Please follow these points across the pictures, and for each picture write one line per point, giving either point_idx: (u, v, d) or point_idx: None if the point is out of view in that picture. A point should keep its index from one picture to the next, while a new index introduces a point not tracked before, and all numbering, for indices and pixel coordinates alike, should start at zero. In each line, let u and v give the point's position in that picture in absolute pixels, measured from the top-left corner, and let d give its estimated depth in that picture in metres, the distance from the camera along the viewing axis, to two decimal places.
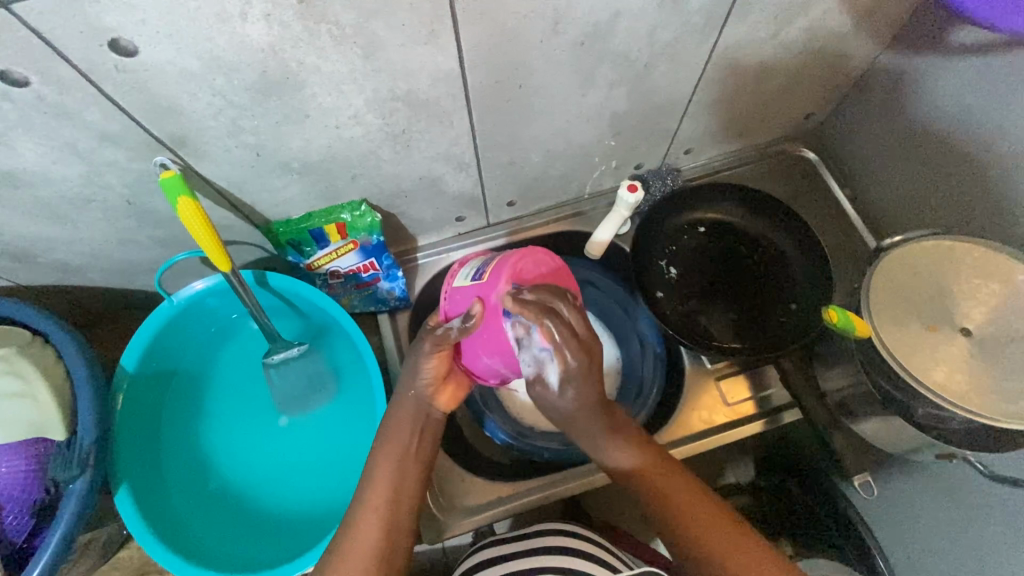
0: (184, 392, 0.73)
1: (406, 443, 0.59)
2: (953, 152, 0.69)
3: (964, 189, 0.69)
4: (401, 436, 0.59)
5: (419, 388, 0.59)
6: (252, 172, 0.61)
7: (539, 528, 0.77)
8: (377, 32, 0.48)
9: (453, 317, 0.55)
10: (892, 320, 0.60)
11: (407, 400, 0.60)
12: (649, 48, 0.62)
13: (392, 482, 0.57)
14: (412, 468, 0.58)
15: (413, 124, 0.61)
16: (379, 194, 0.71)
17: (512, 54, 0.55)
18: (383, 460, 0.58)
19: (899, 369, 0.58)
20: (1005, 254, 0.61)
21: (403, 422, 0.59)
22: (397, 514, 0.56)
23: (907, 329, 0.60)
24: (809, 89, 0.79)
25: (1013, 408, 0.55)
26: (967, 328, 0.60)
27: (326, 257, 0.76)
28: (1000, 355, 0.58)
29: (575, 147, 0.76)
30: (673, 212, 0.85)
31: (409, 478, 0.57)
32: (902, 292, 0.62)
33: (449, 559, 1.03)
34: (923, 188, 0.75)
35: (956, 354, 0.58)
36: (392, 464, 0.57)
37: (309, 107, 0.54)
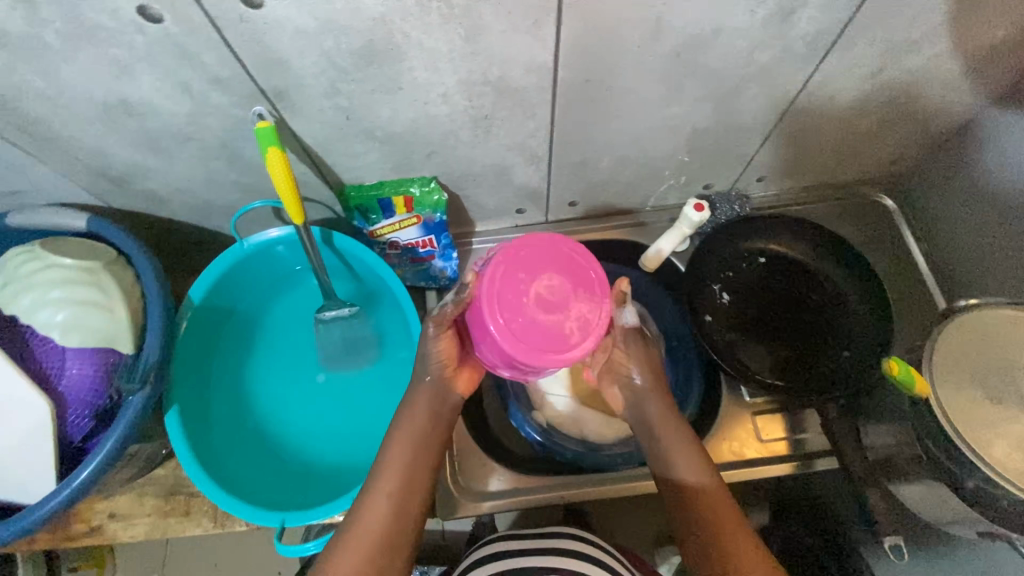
0: (239, 330, 0.77)
1: (421, 435, 0.60)
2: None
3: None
4: (421, 423, 0.60)
5: (438, 375, 0.61)
6: (337, 133, 0.63)
7: (547, 532, 0.76)
8: (482, 17, 0.49)
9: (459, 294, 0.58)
10: (954, 384, 0.58)
11: (425, 387, 0.61)
12: (743, 68, 0.61)
13: (409, 464, 0.58)
14: (428, 457, 0.59)
15: (496, 111, 0.62)
16: (449, 173, 0.73)
17: (605, 54, 0.56)
18: (408, 452, 0.59)
19: (954, 436, 0.56)
20: None
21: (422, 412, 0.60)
22: (404, 511, 0.56)
23: (968, 397, 0.57)
24: (901, 135, 0.77)
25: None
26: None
27: (388, 228, 0.78)
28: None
29: (648, 156, 0.75)
30: (736, 238, 0.83)
31: (420, 477, 0.58)
32: (967, 357, 0.60)
33: (446, 543, 1.06)
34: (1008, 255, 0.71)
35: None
36: (410, 451, 0.59)
37: (404, 79, 0.56)
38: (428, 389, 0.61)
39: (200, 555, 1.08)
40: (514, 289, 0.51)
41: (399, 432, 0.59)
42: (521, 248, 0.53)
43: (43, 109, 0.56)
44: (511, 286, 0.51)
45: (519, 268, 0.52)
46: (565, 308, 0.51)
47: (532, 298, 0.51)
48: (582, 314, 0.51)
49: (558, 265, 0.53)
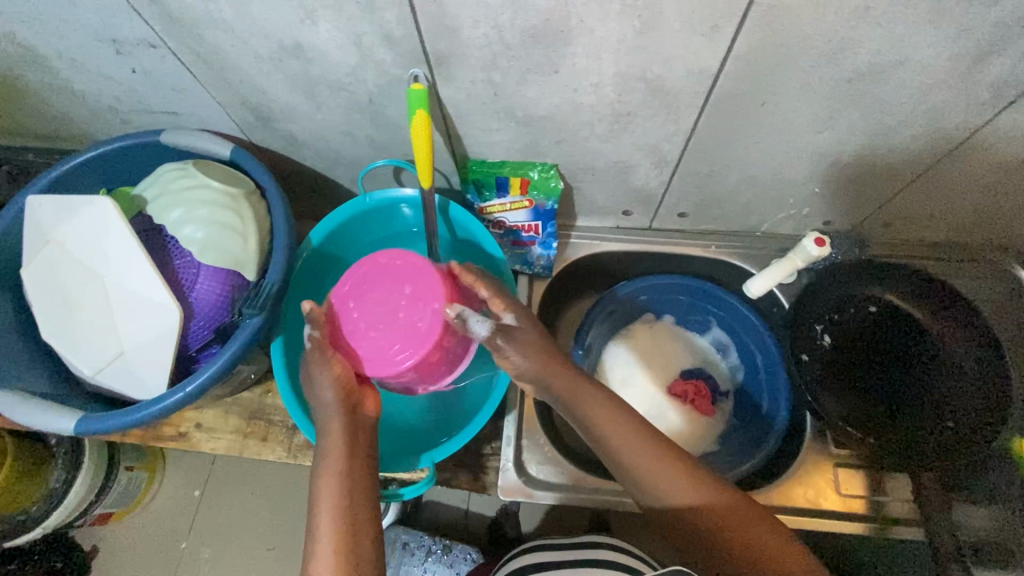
0: (343, 278, 0.81)
1: (347, 468, 0.58)
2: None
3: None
4: (341, 449, 0.59)
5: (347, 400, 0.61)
6: (480, 107, 0.65)
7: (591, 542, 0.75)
8: (664, 12, 0.49)
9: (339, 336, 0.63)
10: None
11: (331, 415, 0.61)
12: (912, 106, 0.58)
13: (341, 492, 0.56)
14: (359, 482, 0.58)
15: (641, 109, 0.62)
16: (571, 164, 0.74)
17: (772, 69, 0.54)
18: (336, 477, 0.57)
19: None
20: None
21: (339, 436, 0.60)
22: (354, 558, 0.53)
23: None
24: None
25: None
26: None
27: (499, 207, 0.79)
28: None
29: (777, 181, 0.73)
30: (850, 281, 0.79)
31: (356, 515, 0.55)
32: None
33: (469, 523, 1.08)
34: None
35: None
36: (343, 479, 0.57)
37: (563, 64, 0.57)
38: (338, 425, 0.60)
39: (247, 480, 1.15)
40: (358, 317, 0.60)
41: (320, 474, 0.58)
42: (347, 284, 0.62)
43: (225, 40, 0.60)
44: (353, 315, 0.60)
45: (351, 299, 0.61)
46: (404, 313, 0.59)
47: (377, 318, 0.60)
48: (421, 314, 0.59)
49: (386, 279, 0.61)
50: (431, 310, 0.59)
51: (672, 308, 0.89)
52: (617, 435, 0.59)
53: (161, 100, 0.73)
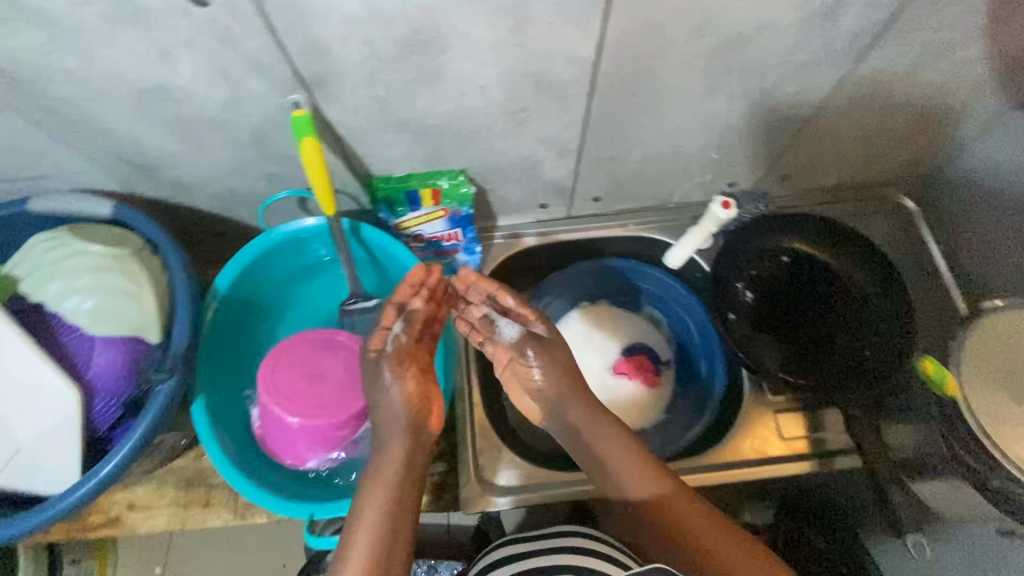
0: (264, 321, 0.77)
1: (393, 498, 0.58)
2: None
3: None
4: (391, 471, 0.60)
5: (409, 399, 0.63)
6: (372, 125, 0.63)
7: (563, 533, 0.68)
8: (532, 7, 0.49)
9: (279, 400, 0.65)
10: (983, 390, 0.60)
11: (399, 431, 0.62)
12: (782, 66, 0.61)
13: (384, 512, 0.57)
14: (406, 505, 0.59)
15: (534, 103, 0.62)
16: (479, 167, 0.73)
17: (648, 48, 0.56)
18: (376, 499, 0.58)
19: (982, 435, 0.58)
20: None
21: (394, 458, 0.61)
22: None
23: (999, 401, 0.59)
24: (924, 138, 0.78)
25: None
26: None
27: (414, 221, 0.77)
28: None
29: (677, 153, 0.75)
30: (758, 237, 0.83)
31: (395, 539, 0.56)
32: (1001, 365, 0.61)
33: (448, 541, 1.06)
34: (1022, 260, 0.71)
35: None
36: (388, 498, 0.58)
37: (446, 70, 0.56)
38: (399, 445, 0.61)
39: None
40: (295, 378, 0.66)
41: (369, 487, 0.59)
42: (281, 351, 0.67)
43: (78, 93, 0.55)
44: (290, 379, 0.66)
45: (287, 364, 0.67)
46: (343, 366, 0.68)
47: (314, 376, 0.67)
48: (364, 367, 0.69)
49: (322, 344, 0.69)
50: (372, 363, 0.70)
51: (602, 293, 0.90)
52: (599, 442, 0.67)
53: (20, 165, 0.66)
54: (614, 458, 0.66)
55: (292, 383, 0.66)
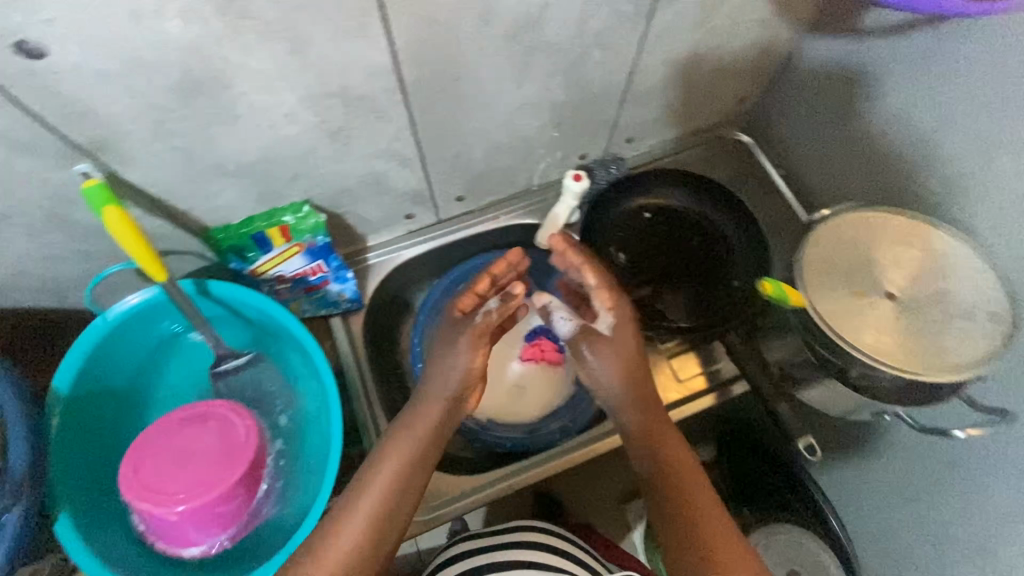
0: (131, 408, 0.71)
1: (407, 466, 0.59)
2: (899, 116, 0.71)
3: (889, 127, 0.72)
4: (412, 432, 0.61)
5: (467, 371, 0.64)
6: (184, 177, 0.59)
7: (517, 539, 0.70)
8: (304, 28, 0.48)
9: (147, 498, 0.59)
10: (823, 291, 0.66)
11: (438, 394, 0.64)
12: (582, 38, 0.63)
13: (398, 469, 0.58)
14: (421, 468, 0.60)
15: (351, 119, 0.60)
16: (322, 194, 0.70)
17: (444, 46, 0.56)
18: (387, 458, 0.59)
19: (833, 335, 0.63)
20: (922, 222, 0.67)
21: (420, 419, 0.62)
22: (380, 541, 0.56)
23: (839, 297, 0.66)
24: (740, 76, 0.84)
25: (985, 353, 0.60)
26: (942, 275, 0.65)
27: (271, 262, 0.74)
28: (965, 284, 0.64)
29: (519, 138, 0.76)
30: (617, 200, 0.87)
31: (403, 491, 0.58)
32: (837, 264, 0.67)
33: None
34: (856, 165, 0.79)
35: (912, 304, 0.65)
36: (403, 455, 0.59)
37: (240, 107, 0.53)
38: (439, 405, 0.63)
39: None
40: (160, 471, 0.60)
41: (391, 441, 0.61)
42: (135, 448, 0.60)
43: None
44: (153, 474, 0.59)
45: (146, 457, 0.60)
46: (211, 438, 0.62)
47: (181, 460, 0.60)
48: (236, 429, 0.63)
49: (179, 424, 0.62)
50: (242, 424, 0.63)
51: None
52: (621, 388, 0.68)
53: None
54: (652, 407, 0.67)
55: (161, 471, 0.60)
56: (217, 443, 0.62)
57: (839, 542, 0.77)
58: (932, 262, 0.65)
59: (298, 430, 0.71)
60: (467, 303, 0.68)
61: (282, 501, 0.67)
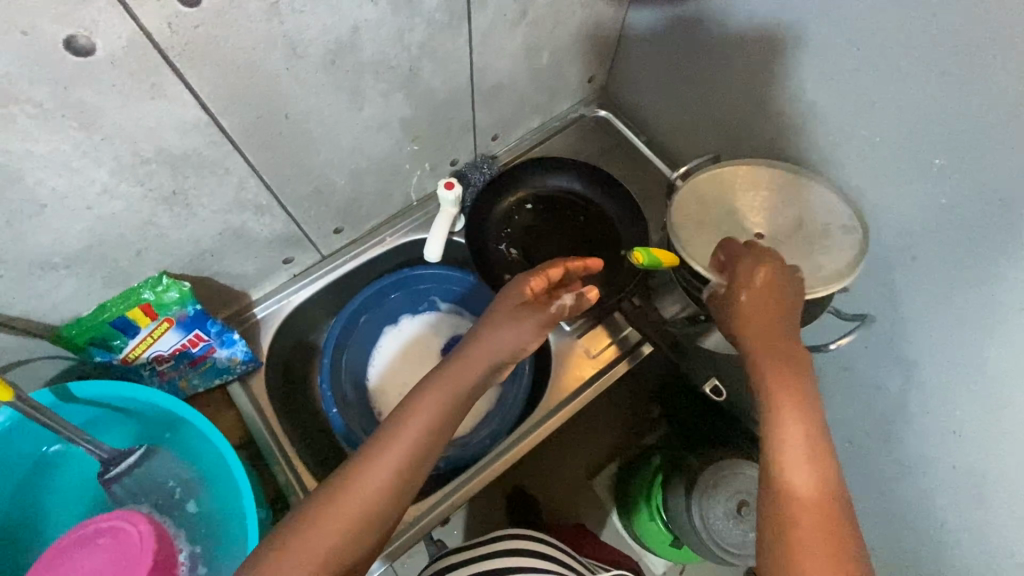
0: (17, 543, 0.64)
1: (432, 432, 0.53)
2: (724, 67, 0.76)
3: (720, 80, 0.77)
4: (448, 391, 0.55)
5: (516, 353, 0.59)
6: (3, 282, 0.54)
7: (518, 546, 0.70)
8: (86, 100, 0.44)
9: None
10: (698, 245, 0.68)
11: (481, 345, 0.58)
12: (406, 51, 0.62)
13: (427, 429, 0.53)
14: (444, 435, 0.54)
15: (183, 181, 0.57)
16: (179, 262, 0.66)
17: (258, 87, 0.53)
18: (419, 415, 0.53)
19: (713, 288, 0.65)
20: (761, 163, 0.72)
21: (459, 375, 0.56)
22: (401, 495, 0.50)
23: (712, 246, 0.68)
24: (583, 57, 0.87)
25: (851, 255, 0.64)
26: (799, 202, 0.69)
27: (142, 345, 0.68)
28: (812, 207, 0.69)
29: (379, 159, 0.75)
30: (495, 198, 0.89)
31: (424, 458, 0.52)
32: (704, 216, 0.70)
33: None
34: (706, 120, 0.84)
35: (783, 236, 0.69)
36: (433, 414, 0.53)
37: (42, 195, 0.48)
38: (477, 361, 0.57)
39: None
40: None
41: (424, 394, 0.54)
42: None
43: None
44: None
45: None
46: (103, 555, 0.57)
47: None
48: (131, 538, 0.59)
49: (63, 553, 0.57)
50: (136, 529, 0.60)
51: (390, 313, 0.90)
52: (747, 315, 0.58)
53: None
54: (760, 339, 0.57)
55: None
56: (107, 558, 0.57)
57: None
58: (783, 196, 0.70)
59: (209, 514, 0.67)
60: (538, 286, 0.60)
61: None
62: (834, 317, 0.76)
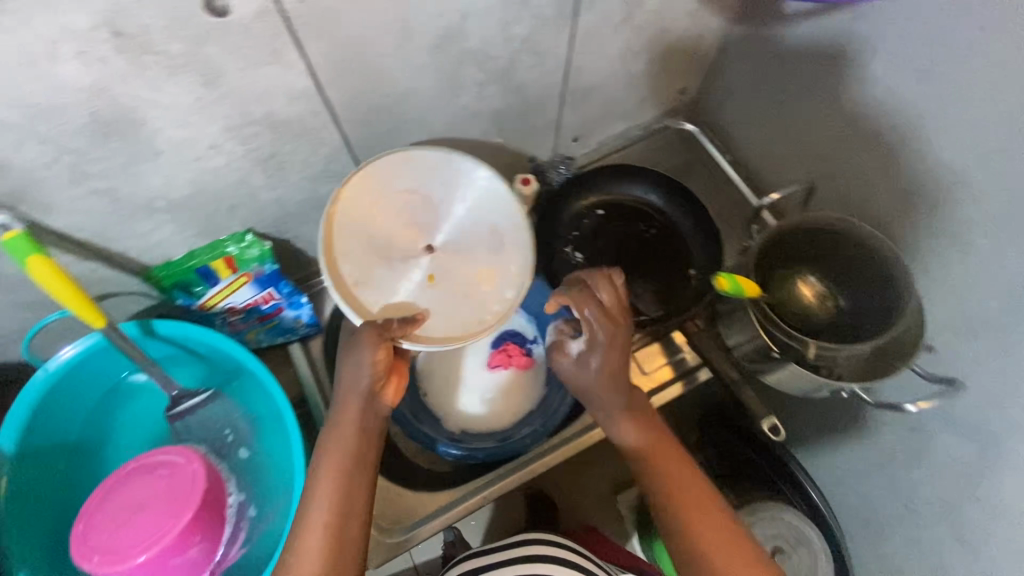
0: (82, 463, 0.68)
1: (348, 471, 0.54)
2: (832, 93, 0.72)
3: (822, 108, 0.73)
4: (347, 440, 0.55)
5: (372, 388, 0.57)
6: (111, 218, 0.57)
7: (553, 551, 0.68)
8: (212, 58, 0.46)
9: (104, 560, 0.57)
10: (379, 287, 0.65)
11: (354, 399, 0.57)
12: (508, 44, 0.62)
13: (342, 473, 0.54)
14: (363, 471, 0.55)
15: (281, 146, 0.59)
16: (264, 221, 0.69)
17: (365, 63, 0.55)
18: (329, 464, 0.54)
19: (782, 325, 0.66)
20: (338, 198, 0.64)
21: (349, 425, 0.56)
22: (347, 540, 0.51)
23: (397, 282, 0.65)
24: (677, 68, 0.85)
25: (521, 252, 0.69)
26: (470, 191, 0.69)
27: (219, 295, 0.71)
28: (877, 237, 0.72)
29: (461, 147, 0.76)
30: (569, 199, 0.87)
31: (355, 496, 0.53)
32: (347, 257, 0.64)
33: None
34: (801, 149, 0.80)
35: (454, 235, 0.68)
36: (344, 461, 0.54)
37: (158, 142, 0.52)
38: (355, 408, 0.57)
39: None
40: (111, 530, 0.58)
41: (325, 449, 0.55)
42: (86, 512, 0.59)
43: None
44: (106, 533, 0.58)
45: (97, 518, 0.59)
46: (160, 486, 0.61)
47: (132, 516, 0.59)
48: (185, 473, 0.62)
49: (125, 482, 0.60)
50: (189, 467, 0.62)
51: None
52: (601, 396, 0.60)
53: None
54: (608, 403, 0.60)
55: (108, 525, 0.58)
56: (165, 488, 0.61)
57: (818, 512, 0.81)
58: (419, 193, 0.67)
59: (259, 463, 0.70)
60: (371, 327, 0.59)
61: (251, 539, 0.66)
62: (913, 376, 0.70)
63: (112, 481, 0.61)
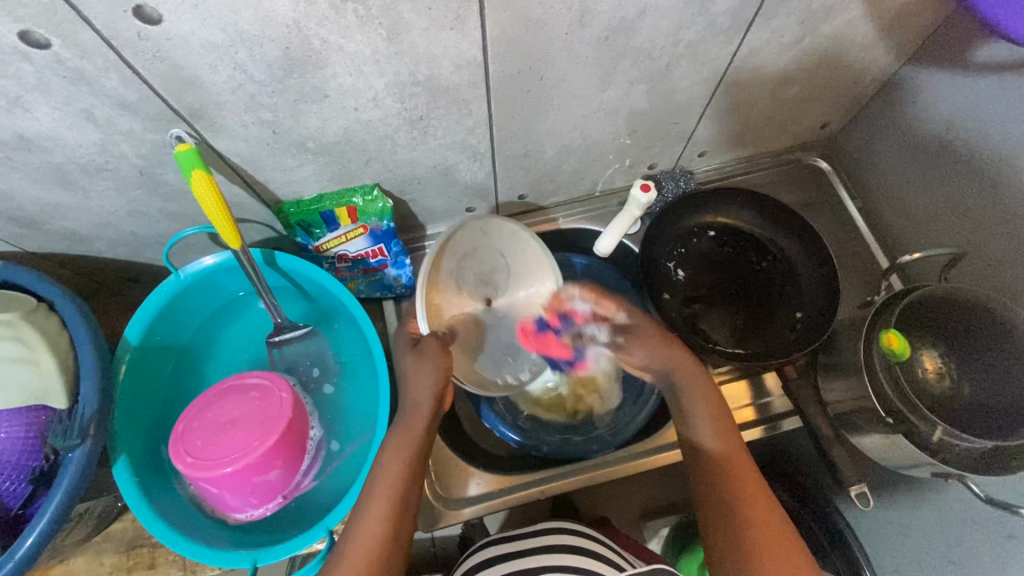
0: (188, 367, 0.74)
1: (410, 464, 0.56)
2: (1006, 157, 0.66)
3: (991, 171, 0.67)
4: (411, 439, 0.57)
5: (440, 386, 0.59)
6: (266, 149, 0.61)
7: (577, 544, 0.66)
8: (403, 14, 0.48)
9: (197, 464, 0.61)
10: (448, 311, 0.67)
11: (424, 400, 0.59)
12: (672, 48, 0.61)
13: (404, 468, 0.55)
14: (418, 470, 0.56)
15: (431, 110, 0.61)
16: (391, 179, 0.71)
17: (534, 44, 0.55)
18: (392, 455, 0.56)
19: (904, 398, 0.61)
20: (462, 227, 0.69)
21: (415, 424, 0.58)
22: (401, 532, 0.52)
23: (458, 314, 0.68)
24: (826, 102, 0.81)
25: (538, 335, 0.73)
26: (533, 276, 0.73)
27: (335, 241, 0.75)
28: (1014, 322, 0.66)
29: (591, 142, 0.75)
30: (683, 215, 0.85)
31: (410, 490, 0.55)
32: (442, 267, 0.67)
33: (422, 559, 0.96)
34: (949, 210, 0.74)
35: (512, 299, 0.72)
36: (405, 457, 0.56)
37: (330, 87, 0.54)
38: (426, 408, 0.59)
39: None
40: (205, 440, 0.62)
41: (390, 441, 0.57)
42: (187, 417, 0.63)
43: None
44: (200, 442, 0.62)
45: (196, 426, 0.63)
46: (252, 408, 0.64)
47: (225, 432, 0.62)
48: (274, 403, 0.64)
49: (223, 398, 0.64)
50: (279, 395, 0.65)
51: None
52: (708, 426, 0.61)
53: None
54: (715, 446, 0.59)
55: (203, 435, 0.62)
56: (257, 411, 0.64)
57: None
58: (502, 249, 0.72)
59: (341, 406, 0.74)
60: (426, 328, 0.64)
61: (322, 475, 0.70)
62: None
63: (213, 394, 0.65)
